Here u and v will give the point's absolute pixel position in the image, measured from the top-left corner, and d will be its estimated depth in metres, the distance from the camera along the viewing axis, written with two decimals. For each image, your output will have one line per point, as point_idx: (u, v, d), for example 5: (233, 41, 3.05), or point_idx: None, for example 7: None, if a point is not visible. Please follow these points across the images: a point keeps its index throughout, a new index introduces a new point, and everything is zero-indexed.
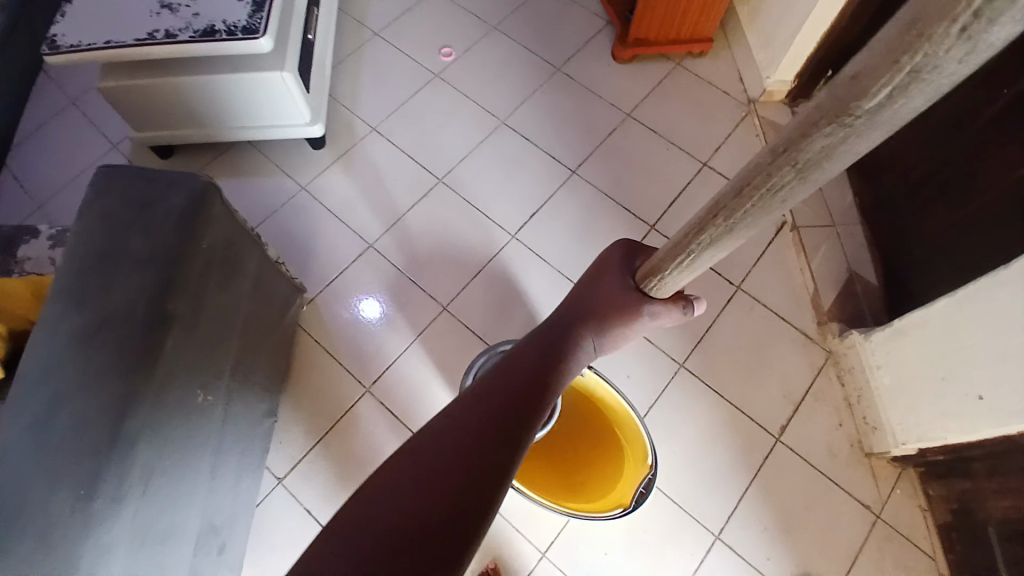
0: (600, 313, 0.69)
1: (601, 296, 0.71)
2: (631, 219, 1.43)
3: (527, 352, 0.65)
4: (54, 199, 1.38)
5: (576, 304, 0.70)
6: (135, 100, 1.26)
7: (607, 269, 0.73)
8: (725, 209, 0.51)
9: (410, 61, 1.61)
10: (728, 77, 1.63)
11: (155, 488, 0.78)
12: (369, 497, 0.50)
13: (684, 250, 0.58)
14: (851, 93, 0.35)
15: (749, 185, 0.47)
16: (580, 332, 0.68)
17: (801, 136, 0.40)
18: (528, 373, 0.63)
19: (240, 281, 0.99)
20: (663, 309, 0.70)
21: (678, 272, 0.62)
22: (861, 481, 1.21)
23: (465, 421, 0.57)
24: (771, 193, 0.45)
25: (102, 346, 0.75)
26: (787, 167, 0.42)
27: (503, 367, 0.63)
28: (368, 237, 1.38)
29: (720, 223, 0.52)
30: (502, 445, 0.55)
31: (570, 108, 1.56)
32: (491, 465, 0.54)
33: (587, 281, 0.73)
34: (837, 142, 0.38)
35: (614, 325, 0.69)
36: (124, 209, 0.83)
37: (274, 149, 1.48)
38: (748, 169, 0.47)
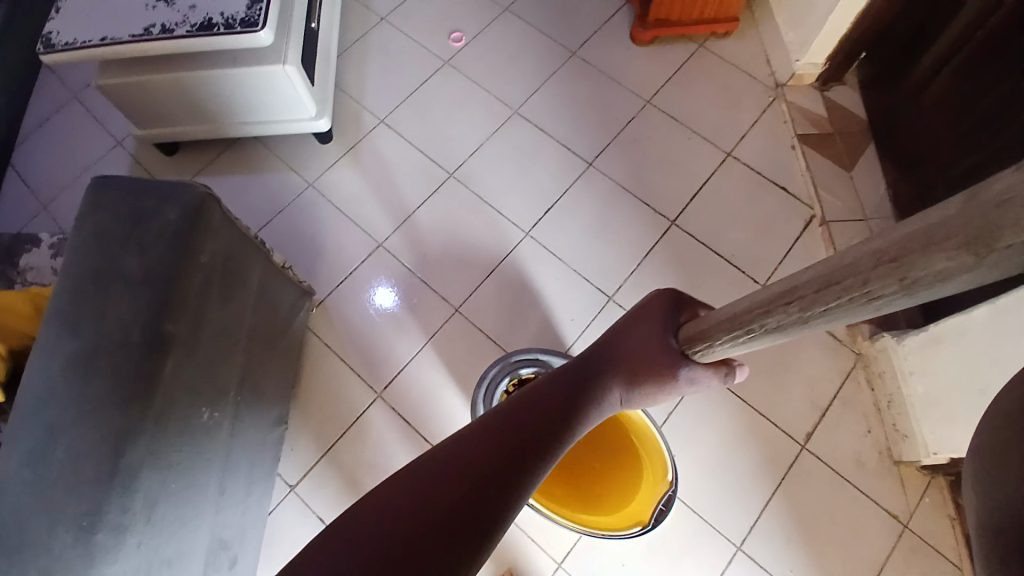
0: (630, 364, 0.61)
1: (634, 345, 0.62)
2: (650, 214, 1.37)
3: (545, 390, 0.58)
4: (58, 199, 1.35)
5: (605, 349, 0.63)
6: (135, 97, 1.22)
7: (647, 318, 0.63)
8: (804, 296, 0.44)
9: (419, 47, 1.55)
10: (754, 59, 1.53)
11: (162, 515, 0.77)
12: (362, 517, 0.47)
13: (744, 322, 0.50)
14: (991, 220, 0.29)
15: (839, 278, 0.40)
16: (605, 379, 0.61)
17: (916, 249, 0.34)
18: (543, 410, 0.57)
19: (243, 294, 0.96)
20: (703, 375, 0.60)
21: (729, 345, 0.53)
22: (891, 491, 1.16)
23: (469, 448, 0.53)
24: (863, 296, 0.39)
25: (98, 375, 0.72)
26: (887, 275, 0.36)
27: (516, 402, 0.58)
28: (377, 236, 1.34)
29: (795, 309, 0.45)
30: (502, 484, 0.51)
31: (587, 95, 1.49)
32: (487, 505, 0.49)
33: (623, 326, 0.64)
34: (957, 267, 0.32)
35: (645, 382, 0.61)
36: (117, 226, 0.80)
37: (280, 144, 1.43)
38: (842, 259, 0.40)
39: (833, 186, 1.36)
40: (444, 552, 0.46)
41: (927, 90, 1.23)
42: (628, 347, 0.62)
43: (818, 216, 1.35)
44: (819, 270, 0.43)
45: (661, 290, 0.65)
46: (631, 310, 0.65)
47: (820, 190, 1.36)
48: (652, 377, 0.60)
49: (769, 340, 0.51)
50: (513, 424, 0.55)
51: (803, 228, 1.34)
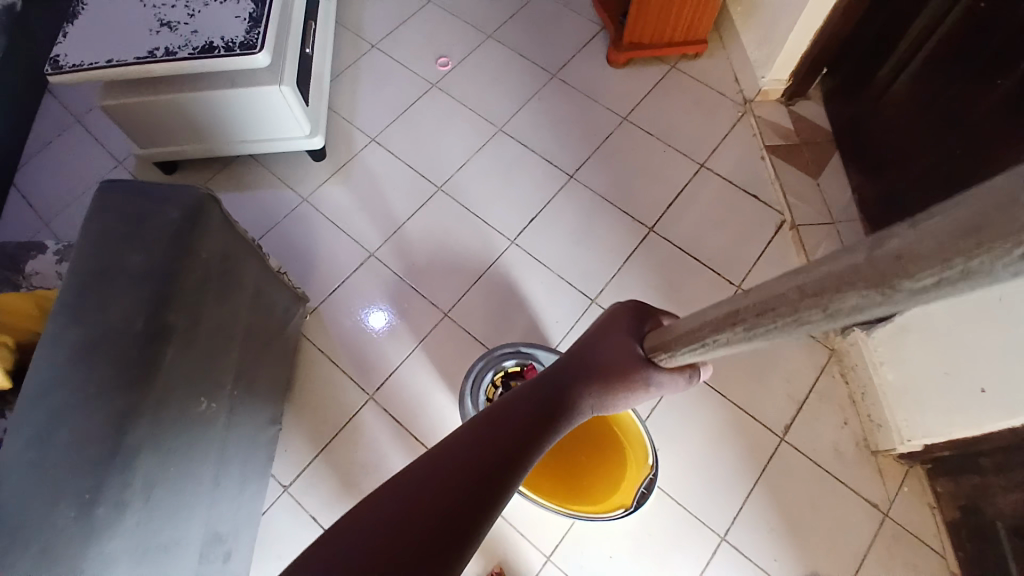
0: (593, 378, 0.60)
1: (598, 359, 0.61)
2: (630, 222, 1.43)
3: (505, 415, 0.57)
4: (60, 216, 1.41)
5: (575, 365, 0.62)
6: (138, 116, 1.28)
7: (612, 329, 0.63)
8: (737, 321, 0.42)
9: (408, 71, 1.63)
10: (724, 78, 1.63)
11: (159, 498, 0.80)
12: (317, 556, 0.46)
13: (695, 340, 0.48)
14: (899, 266, 0.29)
15: (765, 307, 0.39)
16: (575, 395, 0.60)
17: (829, 286, 0.33)
18: (507, 432, 0.56)
19: (238, 293, 1.01)
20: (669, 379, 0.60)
21: (686, 356, 0.51)
22: (869, 480, 1.20)
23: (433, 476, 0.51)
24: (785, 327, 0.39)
25: (101, 361, 0.76)
26: (808, 308, 0.35)
27: (482, 426, 0.56)
28: (368, 247, 1.40)
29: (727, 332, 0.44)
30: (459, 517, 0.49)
31: (567, 113, 1.57)
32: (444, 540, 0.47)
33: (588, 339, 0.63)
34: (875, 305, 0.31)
35: (614, 392, 0.60)
36: (121, 225, 0.84)
37: (275, 162, 1.50)
38: (768, 289, 0.39)
39: (801, 193, 1.44)
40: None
41: (887, 98, 1.32)
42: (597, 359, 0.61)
43: (788, 221, 1.43)
44: (749, 297, 0.42)
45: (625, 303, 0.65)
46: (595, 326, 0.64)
47: (789, 197, 1.44)
48: (620, 386, 0.60)
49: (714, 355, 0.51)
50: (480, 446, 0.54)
51: (775, 232, 1.41)
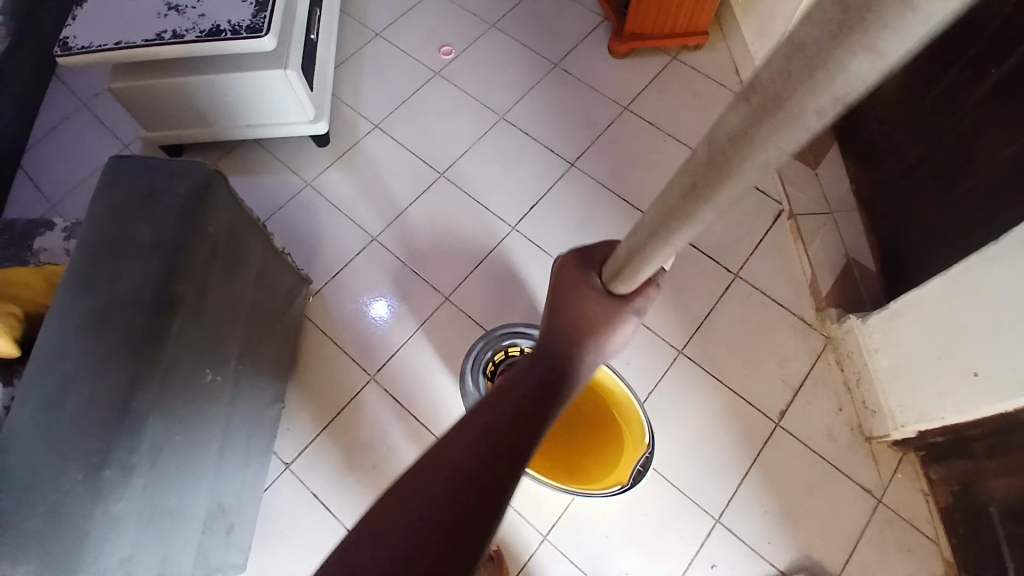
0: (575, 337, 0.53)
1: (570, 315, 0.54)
2: (629, 210, 1.45)
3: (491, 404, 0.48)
4: (67, 199, 1.42)
5: (550, 332, 0.54)
6: (146, 100, 1.30)
7: (574, 270, 0.56)
8: (694, 187, 0.36)
9: (411, 60, 1.65)
10: (724, 70, 1.64)
11: (165, 465, 0.81)
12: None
13: (664, 232, 0.42)
14: (828, 43, 0.23)
15: (720, 157, 0.33)
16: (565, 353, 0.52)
17: (773, 104, 0.27)
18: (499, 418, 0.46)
19: (245, 271, 1.02)
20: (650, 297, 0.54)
21: (659, 250, 0.44)
22: (863, 465, 1.21)
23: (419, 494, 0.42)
24: (706, 186, 0.35)
25: (111, 331, 0.78)
26: (756, 137, 0.29)
27: (464, 423, 0.46)
28: (370, 231, 1.41)
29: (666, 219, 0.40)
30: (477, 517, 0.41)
31: (569, 103, 1.59)
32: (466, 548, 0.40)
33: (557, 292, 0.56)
34: (835, 102, 0.25)
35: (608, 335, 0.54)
36: (131, 199, 0.86)
37: (279, 147, 1.51)
38: (714, 136, 0.33)
39: (800, 184, 1.47)
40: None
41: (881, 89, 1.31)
42: (574, 310, 0.54)
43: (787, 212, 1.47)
44: (696, 154, 0.35)
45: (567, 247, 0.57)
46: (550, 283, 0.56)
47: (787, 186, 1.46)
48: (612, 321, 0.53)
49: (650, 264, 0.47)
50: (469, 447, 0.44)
51: (773, 222, 1.46)
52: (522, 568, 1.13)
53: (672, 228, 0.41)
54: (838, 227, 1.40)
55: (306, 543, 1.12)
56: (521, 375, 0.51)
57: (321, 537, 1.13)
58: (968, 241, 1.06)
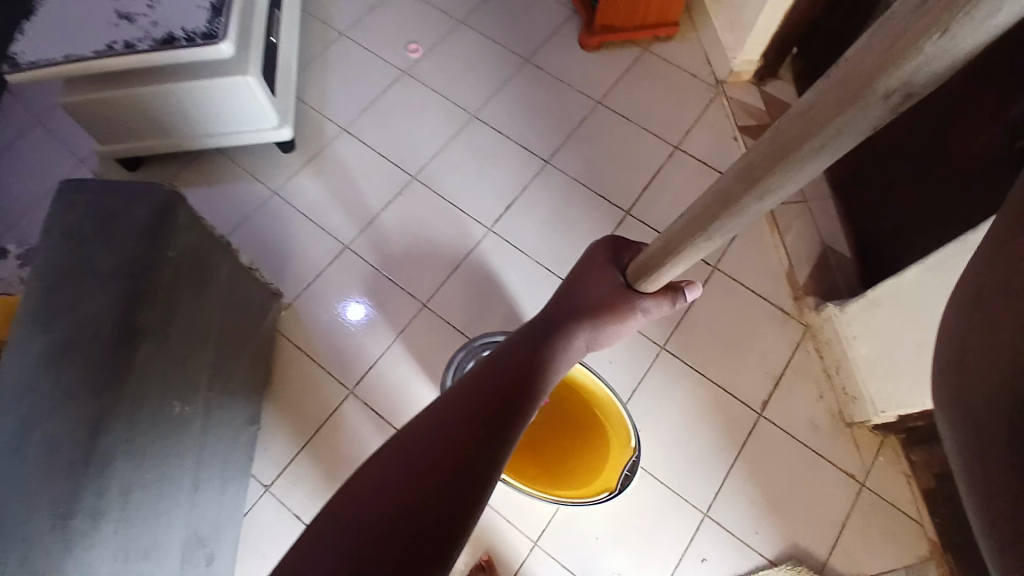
0: (590, 310, 0.72)
1: (590, 294, 0.73)
2: (606, 206, 1.43)
3: (507, 358, 0.65)
4: (22, 218, 1.36)
5: (572, 305, 0.72)
6: (100, 112, 1.24)
7: (595, 266, 0.76)
8: (766, 167, 0.46)
9: (378, 59, 1.60)
10: (695, 60, 1.63)
11: (137, 504, 0.79)
12: (352, 497, 0.51)
13: (724, 211, 0.53)
14: (910, 32, 0.32)
15: (797, 134, 0.43)
16: (569, 327, 0.70)
17: (858, 84, 0.37)
18: (514, 368, 0.65)
19: (211, 291, 0.99)
20: (652, 303, 0.73)
21: (734, 218, 0.52)
22: (845, 451, 1.22)
23: (444, 419, 0.58)
24: (798, 158, 0.44)
25: (70, 367, 0.73)
26: (847, 115, 0.39)
27: (486, 367, 0.65)
28: (342, 239, 1.38)
29: (755, 190, 0.48)
30: (481, 439, 0.57)
31: (541, 98, 1.56)
32: (471, 462, 0.55)
33: (576, 278, 0.75)
34: (909, 78, 0.34)
35: (608, 321, 0.72)
36: (88, 224, 0.81)
37: (243, 154, 1.46)
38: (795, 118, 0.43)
39: None
40: (449, 504, 0.51)
41: None
42: (594, 291, 0.73)
43: None
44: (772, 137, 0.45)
45: (602, 240, 0.78)
46: (577, 266, 0.77)
47: None
48: (614, 313, 0.72)
49: (714, 240, 0.57)
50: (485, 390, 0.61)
51: None
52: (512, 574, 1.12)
53: (751, 197, 0.49)
54: (813, 215, 1.40)
55: None
56: (534, 340, 0.69)
57: None
58: (942, 229, 1.08)
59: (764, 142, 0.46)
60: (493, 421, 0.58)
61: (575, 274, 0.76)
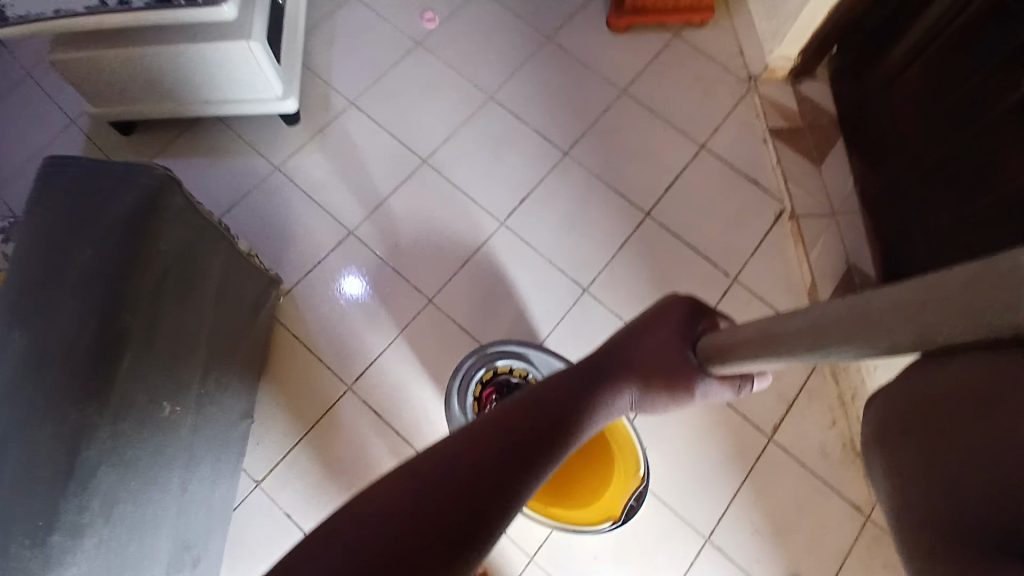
0: (644, 370, 0.61)
1: (648, 353, 0.61)
2: (626, 206, 1.37)
3: (545, 399, 0.56)
4: (6, 183, 1.27)
5: (626, 357, 0.61)
6: (91, 72, 1.15)
7: (664, 321, 0.63)
8: (853, 328, 0.39)
9: (391, 28, 1.50)
10: (728, 51, 1.54)
11: (121, 517, 0.74)
12: (362, 514, 0.46)
13: (789, 347, 0.46)
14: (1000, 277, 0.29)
15: (885, 316, 0.37)
16: (617, 382, 0.60)
17: (962, 311, 0.31)
18: (552, 413, 0.55)
19: (205, 285, 0.92)
20: (717, 386, 0.61)
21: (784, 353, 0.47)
22: (852, 480, 1.19)
23: (469, 451, 0.50)
24: (873, 334, 0.38)
25: (51, 372, 0.68)
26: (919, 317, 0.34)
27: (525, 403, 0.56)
28: (347, 224, 1.30)
29: (821, 343, 0.42)
30: (501, 484, 0.49)
31: (563, 83, 1.47)
32: (486, 507, 0.47)
33: (642, 330, 0.63)
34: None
35: (661, 393, 0.61)
36: (70, 213, 0.74)
37: (244, 125, 1.37)
38: (879, 299, 0.38)
39: (803, 181, 1.39)
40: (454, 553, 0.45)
41: (895, 85, 1.25)
42: (655, 351, 0.61)
43: (788, 211, 1.38)
44: (853, 308, 0.40)
45: (680, 296, 0.65)
46: (645, 314, 0.64)
47: (790, 184, 1.39)
48: (669, 387, 0.60)
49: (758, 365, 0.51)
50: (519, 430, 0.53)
51: (774, 222, 1.37)
52: None
53: (817, 347, 0.43)
54: (840, 229, 1.35)
55: None
56: (578, 384, 0.58)
57: None
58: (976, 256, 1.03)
59: (855, 299, 0.40)
60: (519, 469, 0.50)
61: (640, 321, 0.64)
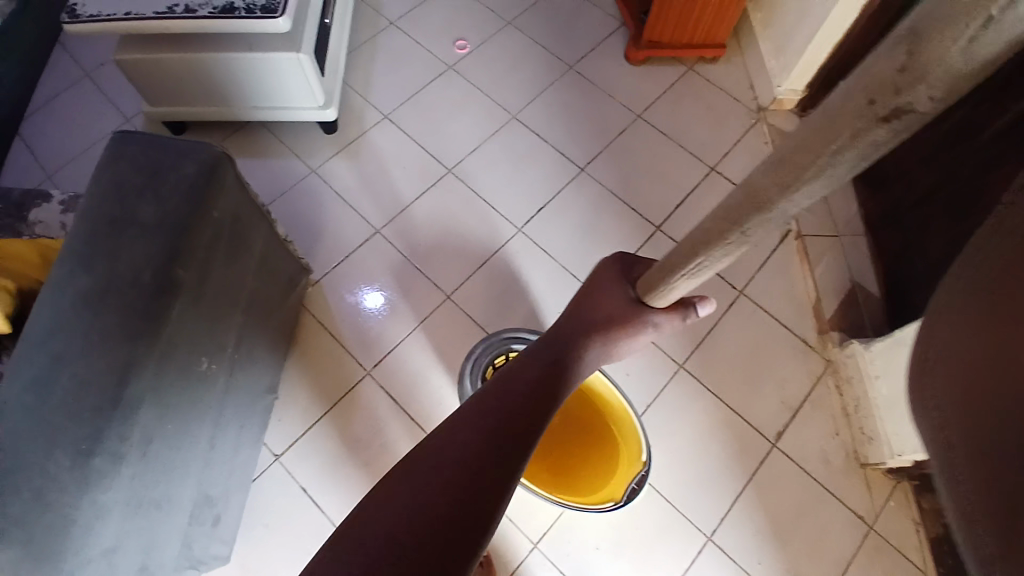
0: (601, 325, 0.66)
1: (598, 308, 0.67)
2: (638, 219, 1.44)
3: (528, 367, 0.62)
4: (63, 169, 1.38)
5: (581, 316, 0.67)
6: (153, 73, 1.26)
7: (601, 284, 0.70)
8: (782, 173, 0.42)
9: (425, 52, 1.63)
10: (739, 85, 1.64)
11: (155, 454, 0.79)
12: (378, 512, 0.51)
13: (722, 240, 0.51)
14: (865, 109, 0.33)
15: (801, 162, 0.39)
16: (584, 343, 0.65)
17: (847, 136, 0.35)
18: (529, 386, 0.60)
19: (246, 257, 0.99)
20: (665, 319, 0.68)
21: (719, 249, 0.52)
22: (854, 489, 1.21)
23: (472, 429, 0.56)
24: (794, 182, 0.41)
25: (108, 310, 0.74)
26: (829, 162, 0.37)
27: (514, 372, 0.62)
28: (374, 224, 1.39)
29: (741, 228, 0.48)
30: (503, 450, 0.55)
31: (583, 106, 1.58)
32: (491, 475, 0.53)
33: (584, 292, 0.70)
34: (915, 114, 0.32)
35: (619, 337, 0.66)
36: (136, 174, 0.82)
37: (285, 131, 1.48)
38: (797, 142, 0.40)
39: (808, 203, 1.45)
40: (465, 523, 0.50)
41: None
42: (600, 308, 0.67)
43: (794, 231, 1.46)
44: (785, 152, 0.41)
45: (611, 255, 0.71)
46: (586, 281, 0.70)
47: None
48: (630, 324, 0.66)
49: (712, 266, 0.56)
50: (519, 396, 0.59)
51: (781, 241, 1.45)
52: (510, 572, 1.11)
53: (738, 227, 0.48)
54: (845, 251, 1.39)
55: (292, 536, 1.10)
56: (555, 349, 0.65)
57: (307, 531, 1.11)
58: None
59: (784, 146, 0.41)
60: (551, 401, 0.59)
61: (583, 288, 0.70)
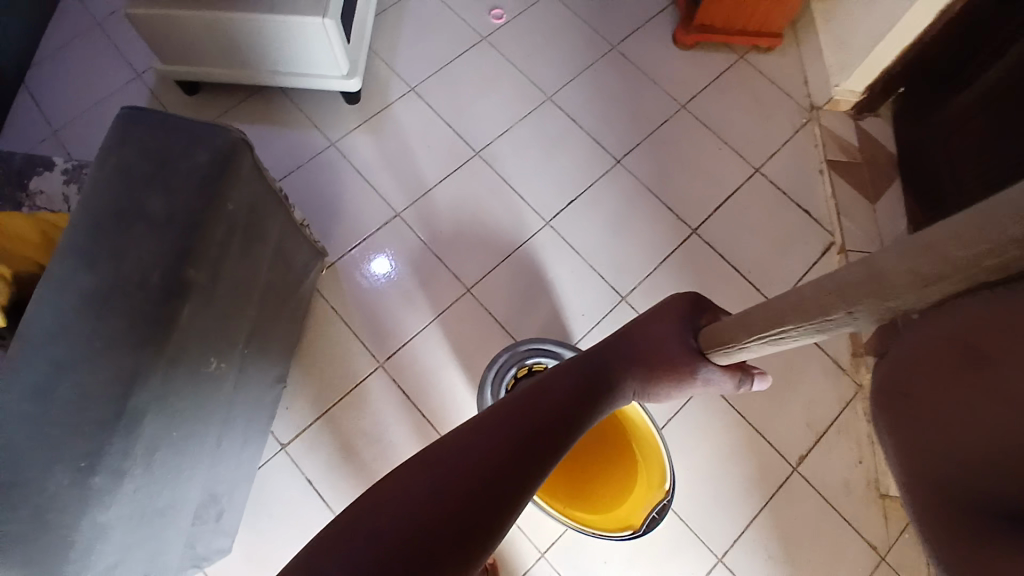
0: (649, 360, 0.62)
1: (653, 342, 0.62)
2: (672, 219, 1.36)
3: (564, 378, 0.59)
4: (70, 126, 1.31)
5: (632, 343, 0.62)
6: (167, 30, 1.17)
7: (665, 317, 0.64)
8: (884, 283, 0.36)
9: (458, 19, 1.52)
10: (792, 78, 1.53)
11: (159, 462, 0.75)
12: (383, 503, 0.47)
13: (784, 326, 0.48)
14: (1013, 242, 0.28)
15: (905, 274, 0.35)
16: (623, 375, 0.62)
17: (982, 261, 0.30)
18: (561, 401, 0.56)
19: (261, 249, 0.93)
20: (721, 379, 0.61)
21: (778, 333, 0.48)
22: (873, 521, 1.17)
23: (497, 430, 0.52)
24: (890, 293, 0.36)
25: (111, 314, 0.68)
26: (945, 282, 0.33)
27: (550, 378, 0.59)
28: (395, 206, 1.32)
29: (795, 326, 0.46)
30: (521, 463, 0.51)
31: (622, 91, 1.47)
32: (506, 486, 0.49)
33: (642, 318, 0.64)
34: None
35: (663, 379, 0.62)
36: (144, 162, 0.75)
37: (306, 98, 1.40)
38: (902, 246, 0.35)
39: (854, 215, 1.37)
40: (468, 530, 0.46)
41: (956, 128, 1.23)
42: (656, 343, 0.62)
43: (837, 245, 1.35)
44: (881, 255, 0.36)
45: (686, 291, 0.65)
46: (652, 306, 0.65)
47: (841, 216, 1.37)
48: (680, 373, 0.61)
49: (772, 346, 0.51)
50: (549, 408, 0.55)
51: (822, 253, 1.34)
52: None
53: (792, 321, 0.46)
54: None
55: (296, 531, 1.07)
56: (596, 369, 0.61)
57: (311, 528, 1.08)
58: None
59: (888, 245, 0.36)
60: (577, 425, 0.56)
61: (646, 313, 0.65)
